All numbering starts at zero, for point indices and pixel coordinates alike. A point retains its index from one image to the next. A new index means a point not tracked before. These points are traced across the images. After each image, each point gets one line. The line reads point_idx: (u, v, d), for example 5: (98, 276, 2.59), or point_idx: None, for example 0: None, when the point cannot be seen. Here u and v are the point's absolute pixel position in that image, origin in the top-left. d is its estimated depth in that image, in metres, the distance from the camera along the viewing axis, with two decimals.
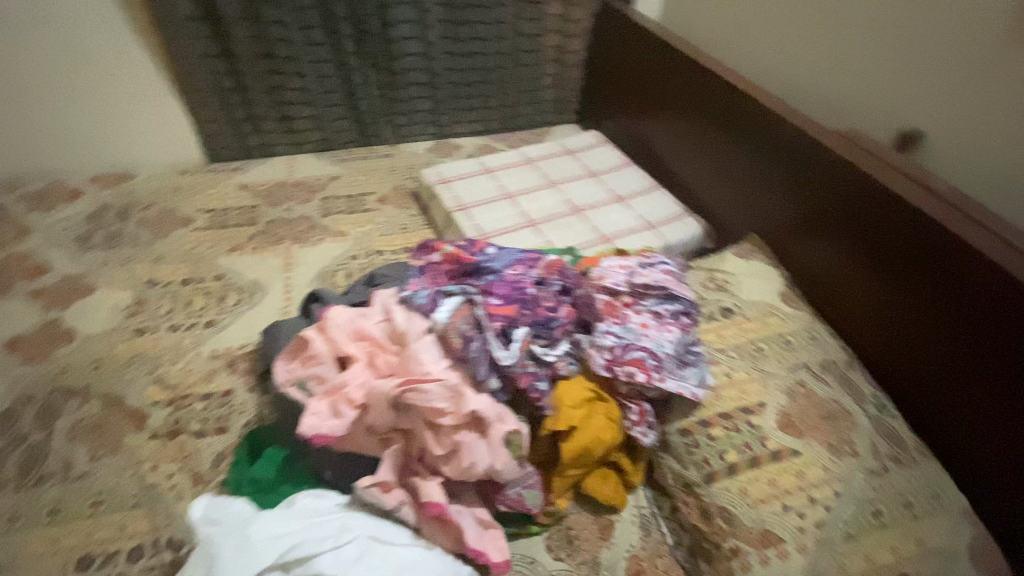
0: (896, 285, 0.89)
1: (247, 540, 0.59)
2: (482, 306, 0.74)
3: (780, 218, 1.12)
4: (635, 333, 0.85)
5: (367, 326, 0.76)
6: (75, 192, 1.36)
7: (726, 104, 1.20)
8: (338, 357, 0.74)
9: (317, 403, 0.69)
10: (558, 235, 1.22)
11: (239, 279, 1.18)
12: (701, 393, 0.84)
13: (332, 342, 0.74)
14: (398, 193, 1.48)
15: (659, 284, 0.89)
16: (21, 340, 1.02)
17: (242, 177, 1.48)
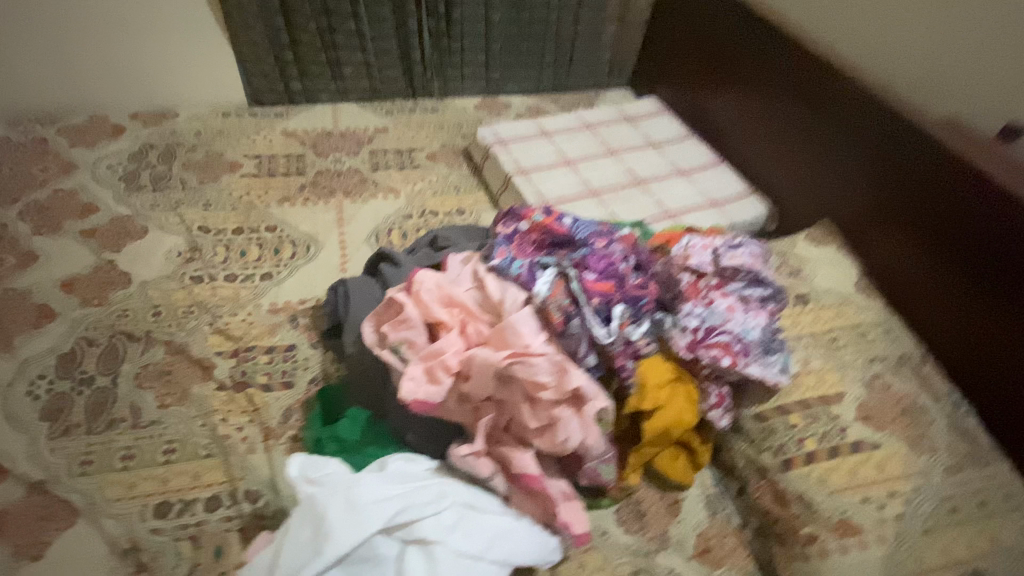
0: (985, 284, 0.85)
1: (354, 503, 0.58)
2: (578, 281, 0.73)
3: (857, 203, 1.07)
4: (721, 317, 0.83)
5: (456, 293, 0.76)
6: (116, 129, 1.32)
7: (811, 78, 1.13)
8: (429, 323, 0.75)
9: (413, 368, 0.70)
10: (622, 208, 1.18)
11: (293, 232, 1.16)
12: (783, 381, 0.82)
13: (424, 306, 0.74)
14: (447, 150, 1.42)
15: (744, 266, 0.87)
16: (77, 281, 1.00)
17: (286, 122, 1.42)
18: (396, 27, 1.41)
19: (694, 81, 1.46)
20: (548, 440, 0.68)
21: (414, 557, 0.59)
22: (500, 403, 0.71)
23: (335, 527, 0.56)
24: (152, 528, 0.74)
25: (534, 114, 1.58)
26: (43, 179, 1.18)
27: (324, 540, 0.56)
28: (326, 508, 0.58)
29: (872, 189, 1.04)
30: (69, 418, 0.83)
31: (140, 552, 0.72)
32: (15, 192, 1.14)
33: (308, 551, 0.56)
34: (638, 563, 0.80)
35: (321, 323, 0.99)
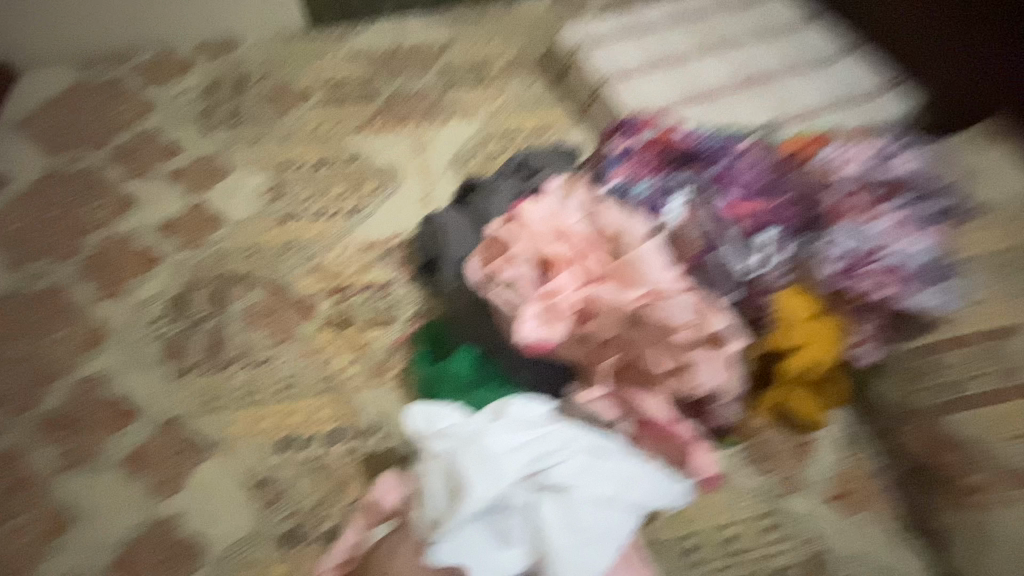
0: None
1: (485, 453, 0.56)
2: (708, 208, 0.75)
3: None
4: (879, 240, 0.71)
5: (568, 224, 0.70)
6: (185, 64, 1.28)
7: None
8: (539, 258, 0.68)
9: (530, 308, 0.64)
10: (740, 113, 1.03)
11: (373, 162, 1.10)
12: (957, 308, 0.69)
13: (537, 240, 0.68)
14: (524, 60, 1.27)
15: (898, 174, 0.76)
16: (175, 223, 1.01)
17: (351, 42, 1.31)
18: None
19: None
20: (681, 384, 0.62)
21: (550, 504, 0.56)
22: (624, 344, 0.64)
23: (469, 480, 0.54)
24: (278, 461, 0.77)
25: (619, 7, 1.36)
26: (126, 121, 1.17)
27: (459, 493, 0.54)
28: (455, 461, 0.56)
29: (1007, 47, 0.85)
30: (189, 357, 0.86)
31: (271, 483, 0.75)
32: (103, 136, 1.15)
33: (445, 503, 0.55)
34: (766, 505, 0.75)
35: (412, 258, 0.95)
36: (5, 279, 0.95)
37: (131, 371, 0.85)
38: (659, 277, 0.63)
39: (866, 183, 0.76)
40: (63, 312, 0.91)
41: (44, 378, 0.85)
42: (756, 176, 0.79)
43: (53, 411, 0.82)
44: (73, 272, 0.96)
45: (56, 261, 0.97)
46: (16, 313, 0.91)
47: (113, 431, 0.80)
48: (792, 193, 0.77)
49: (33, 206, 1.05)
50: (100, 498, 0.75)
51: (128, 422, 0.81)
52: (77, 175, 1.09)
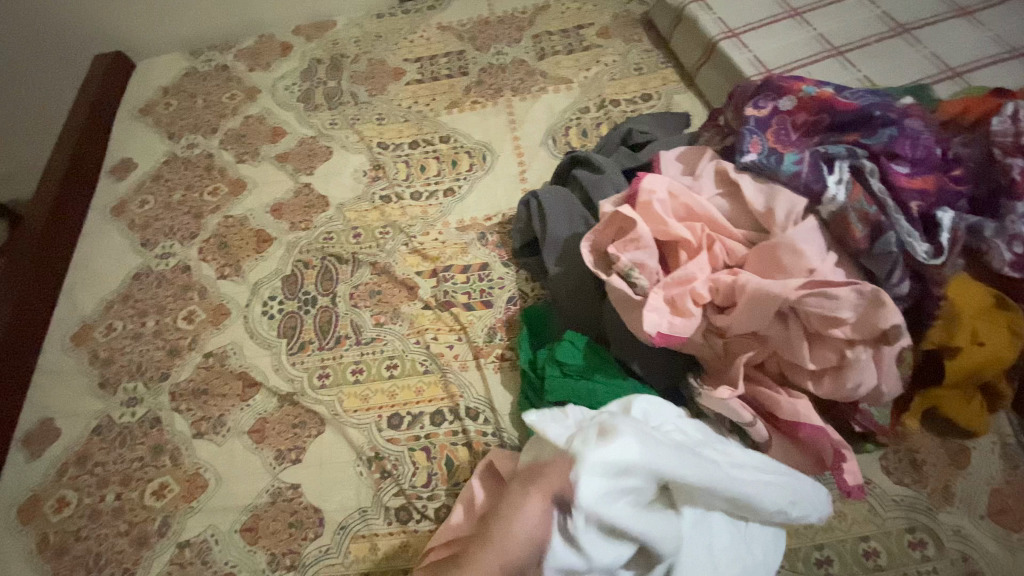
0: None
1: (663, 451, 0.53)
2: (874, 184, 0.64)
3: None
4: None
5: (696, 203, 0.65)
6: (284, 47, 1.31)
7: None
8: (662, 242, 0.65)
9: (653, 296, 0.61)
10: (880, 70, 0.90)
11: (468, 140, 1.07)
12: None
13: (662, 222, 0.64)
14: (621, 22, 1.18)
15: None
16: (283, 205, 1.05)
17: (441, 16, 1.28)
18: None
19: None
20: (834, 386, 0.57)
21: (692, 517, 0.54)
22: (762, 340, 0.60)
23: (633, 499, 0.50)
24: (388, 439, 0.79)
25: None
26: (234, 106, 1.22)
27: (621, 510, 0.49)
28: (621, 477, 0.49)
29: None
30: (301, 335, 0.89)
31: (382, 460, 0.77)
32: (214, 121, 1.21)
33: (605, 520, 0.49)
34: (914, 519, 0.66)
35: (511, 239, 0.93)
36: (139, 259, 1.03)
37: (252, 347, 0.90)
38: (811, 263, 0.59)
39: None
40: (189, 290, 0.98)
41: (177, 351, 0.92)
42: (927, 142, 0.66)
43: (185, 382, 0.89)
44: (196, 253, 1.02)
45: (181, 241, 1.04)
46: (150, 291, 0.99)
47: (237, 403, 0.85)
48: (963, 165, 0.67)
49: (158, 189, 1.12)
50: (229, 465, 0.80)
51: (250, 395, 0.86)
52: (193, 160, 1.15)
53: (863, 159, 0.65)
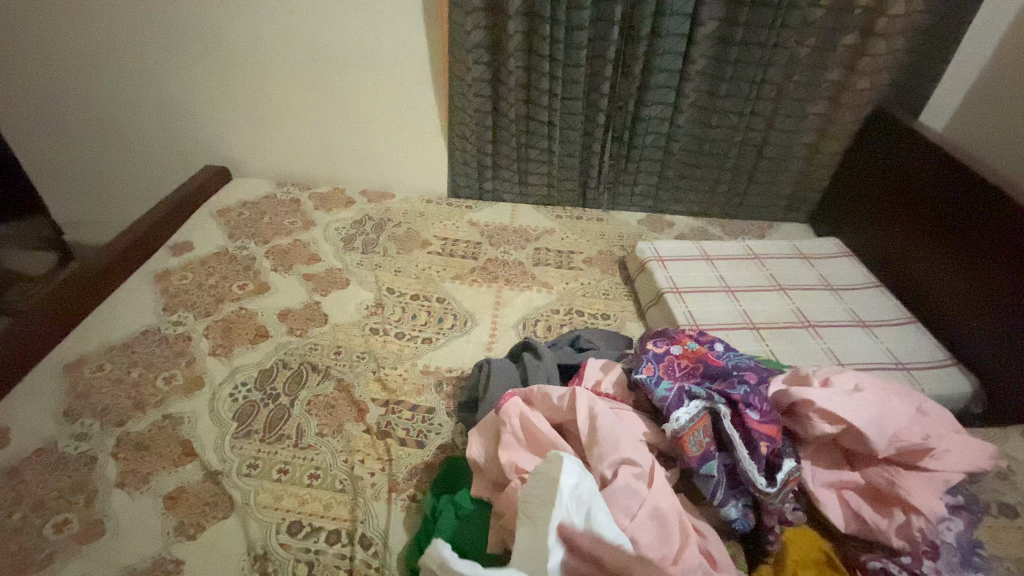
0: (1010, 303, 1.05)
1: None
2: (729, 421, 0.70)
3: (950, 281, 1.20)
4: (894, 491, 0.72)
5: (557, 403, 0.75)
6: (349, 200, 1.68)
7: (935, 180, 1.24)
8: (526, 431, 0.74)
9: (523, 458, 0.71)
10: (784, 349, 1.10)
11: (458, 306, 1.32)
12: None
13: (512, 447, 0.72)
14: (604, 258, 1.50)
15: (950, 462, 0.75)
16: (291, 312, 1.25)
17: (473, 215, 1.66)
18: (583, 148, 1.57)
19: (852, 227, 1.51)
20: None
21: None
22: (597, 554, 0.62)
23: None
24: (281, 542, 0.84)
25: (697, 236, 1.59)
26: (290, 230, 1.52)
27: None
28: None
29: (937, 261, 1.23)
30: (253, 423, 1.01)
31: (267, 561, 0.81)
32: (269, 235, 1.49)
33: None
34: None
35: (459, 394, 1.09)
36: (155, 319, 1.21)
37: (204, 422, 1.00)
38: (620, 521, 0.61)
39: (904, 448, 0.75)
40: (181, 356, 1.12)
41: (141, 405, 1.02)
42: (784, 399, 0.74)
43: (133, 434, 0.97)
44: (203, 328, 1.19)
45: (196, 315, 1.22)
46: (149, 347, 1.14)
47: (168, 466, 0.93)
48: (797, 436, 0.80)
49: (199, 270, 1.35)
50: (130, 522, 0.85)
51: (182, 463, 0.93)
52: (239, 257, 1.40)
53: (723, 398, 0.73)
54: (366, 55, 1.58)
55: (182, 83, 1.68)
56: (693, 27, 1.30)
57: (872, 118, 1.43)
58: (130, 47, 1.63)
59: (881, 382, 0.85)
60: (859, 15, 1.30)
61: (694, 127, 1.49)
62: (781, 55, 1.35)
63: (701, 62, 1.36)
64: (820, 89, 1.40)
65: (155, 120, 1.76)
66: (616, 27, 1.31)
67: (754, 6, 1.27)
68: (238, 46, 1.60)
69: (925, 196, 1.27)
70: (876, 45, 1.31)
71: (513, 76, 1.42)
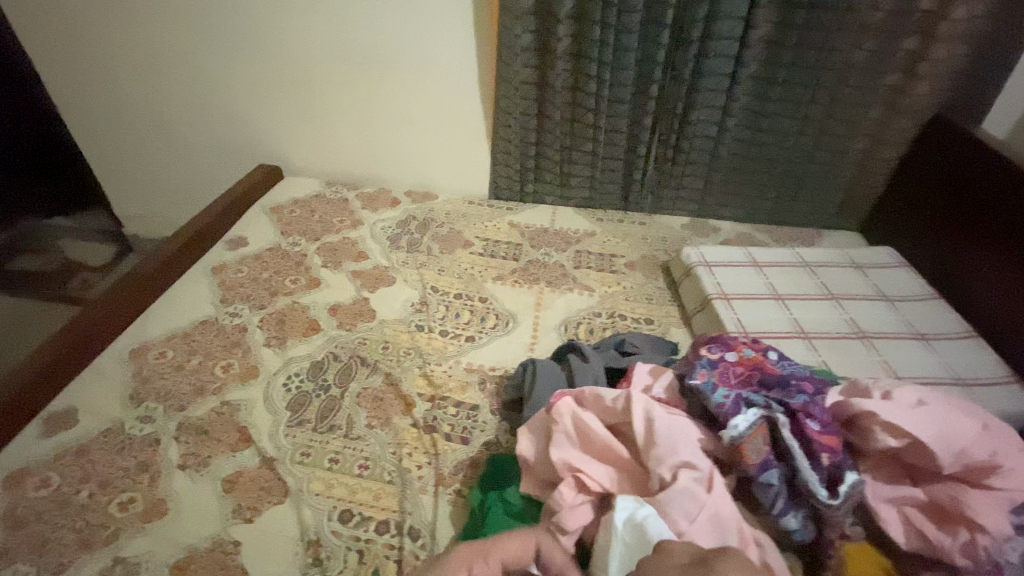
0: None
1: None
2: (788, 431, 0.68)
3: (1013, 284, 1.17)
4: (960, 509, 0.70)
5: (611, 403, 0.74)
6: (394, 201, 1.72)
7: (994, 182, 1.21)
8: (579, 431, 0.74)
9: (575, 457, 0.72)
10: (836, 359, 1.08)
11: (500, 306, 1.34)
12: None
13: (563, 445, 0.72)
14: (646, 262, 1.49)
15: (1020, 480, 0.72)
16: (340, 308, 1.29)
17: (514, 217, 1.68)
18: (626, 152, 1.56)
19: (905, 234, 1.48)
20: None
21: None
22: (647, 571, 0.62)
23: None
24: (333, 529, 0.86)
25: (741, 242, 1.57)
26: (339, 228, 1.57)
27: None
28: None
29: (996, 264, 1.20)
30: (304, 413, 1.04)
31: (319, 546, 0.84)
32: (319, 233, 1.54)
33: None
34: None
35: (502, 393, 1.10)
36: (212, 310, 1.26)
37: (259, 409, 1.04)
38: (677, 526, 0.60)
39: (972, 465, 0.72)
40: (236, 346, 1.17)
41: (201, 391, 1.07)
42: None
43: (193, 419, 1.01)
44: (257, 320, 1.24)
45: (250, 308, 1.27)
46: (207, 336, 1.19)
47: (226, 450, 0.97)
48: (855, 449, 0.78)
49: (254, 264, 1.41)
50: (190, 504, 0.89)
51: (238, 448, 0.97)
52: (290, 254, 1.45)
53: (782, 408, 0.71)
54: (415, 58, 1.61)
55: (237, 85, 1.75)
56: (747, 30, 1.28)
57: (931, 124, 1.38)
58: (191, 51, 1.71)
59: (945, 395, 0.82)
60: (920, 19, 1.25)
61: (743, 131, 1.46)
62: (837, 59, 1.31)
63: (753, 66, 1.34)
64: (876, 94, 1.36)
65: (211, 121, 1.84)
66: (666, 31, 1.30)
67: (811, 10, 1.25)
68: (293, 50, 1.66)
69: (989, 206, 1.21)
70: (937, 50, 1.28)
71: (559, 79, 1.43)
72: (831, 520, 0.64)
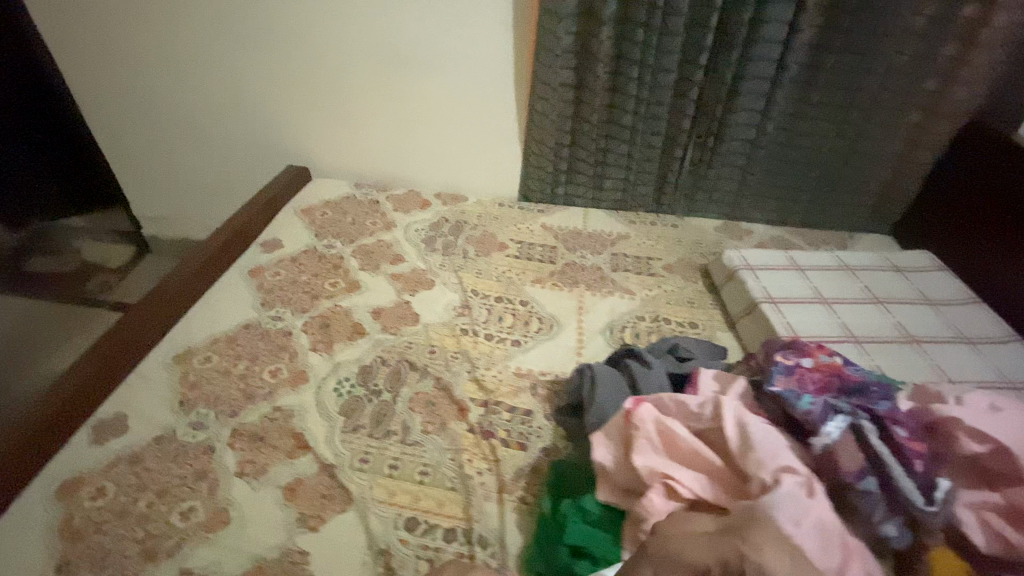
0: None
1: None
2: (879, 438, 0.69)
3: None
4: None
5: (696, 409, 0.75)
6: (425, 202, 1.71)
7: None
8: (664, 435, 0.74)
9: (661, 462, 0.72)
10: (888, 363, 1.08)
11: (542, 309, 1.33)
12: None
13: (647, 452, 0.73)
14: (684, 265, 1.49)
15: None
16: (383, 311, 1.28)
17: (547, 219, 1.67)
18: (662, 154, 1.56)
19: (940, 238, 1.49)
20: (678, 564, 0.58)
21: None
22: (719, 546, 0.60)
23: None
24: (400, 537, 0.85)
25: (776, 244, 1.57)
26: (372, 230, 1.56)
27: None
28: None
29: None
30: (359, 418, 1.03)
31: (389, 555, 0.83)
32: (353, 235, 1.53)
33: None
34: None
35: (556, 398, 1.09)
36: (254, 313, 1.24)
37: (312, 415, 1.03)
38: None
39: None
40: (283, 350, 1.16)
41: (252, 397, 1.05)
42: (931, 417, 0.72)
43: (247, 424, 1.00)
44: (301, 324, 1.22)
45: (292, 311, 1.25)
46: (252, 341, 1.17)
47: (284, 457, 0.95)
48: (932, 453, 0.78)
49: (291, 267, 1.39)
50: (252, 512, 0.87)
51: (296, 455, 0.95)
52: (327, 256, 1.43)
53: (868, 415, 0.72)
54: (449, 59, 1.60)
55: (265, 85, 1.73)
56: (791, 34, 1.29)
57: (969, 129, 1.39)
58: (218, 50, 1.69)
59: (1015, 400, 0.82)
60: (964, 25, 1.26)
61: (781, 134, 1.47)
62: (879, 64, 1.32)
63: (795, 70, 1.34)
64: (916, 98, 1.37)
65: (236, 121, 1.82)
66: (710, 34, 1.30)
67: (856, 14, 1.25)
68: (324, 50, 1.64)
69: None
70: (978, 56, 1.29)
71: (599, 82, 1.43)
72: (928, 526, 0.64)
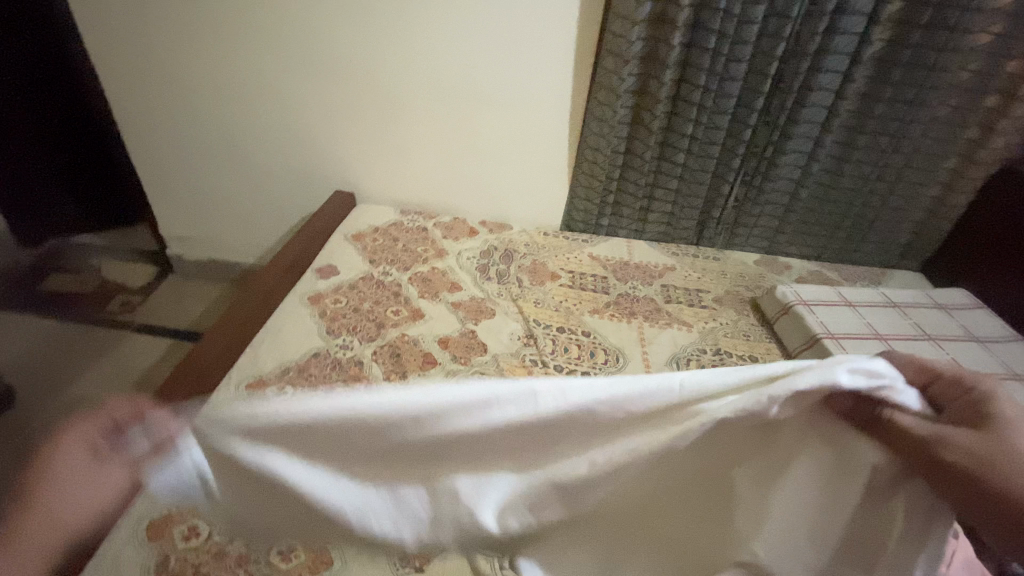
0: None
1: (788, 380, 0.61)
2: None
3: None
4: None
5: None
6: (472, 230, 1.72)
7: None
8: None
9: None
10: None
11: (606, 340, 1.34)
12: None
13: None
14: (733, 297, 1.53)
15: None
16: (450, 340, 1.27)
17: (592, 248, 1.70)
18: (709, 190, 1.61)
19: (976, 277, 1.55)
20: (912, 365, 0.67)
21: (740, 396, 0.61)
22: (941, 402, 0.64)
23: (492, 385, 0.62)
24: None
25: (817, 279, 1.63)
26: (426, 258, 1.56)
27: (399, 386, 0.61)
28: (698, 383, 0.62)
29: None
30: None
31: None
32: (408, 262, 1.52)
33: (420, 434, 0.61)
34: None
35: None
36: (321, 342, 1.22)
37: None
38: None
39: None
40: (358, 380, 1.14)
41: None
42: None
43: None
44: (371, 352, 1.21)
45: (360, 340, 1.24)
46: (325, 370, 1.15)
47: None
48: None
49: (352, 294, 1.38)
50: (353, 555, 0.86)
51: None
52: (385, 284, 1.43)
53: None
54: (504, 92, 1.63)
55: (316, 111, 1.73)
56: (845, 82, 1.37)
57: (1003, 175, 1.49)
58: (270, 74, 1.67)
59: None
60: (1004, 79, 1.35)
61: (825, 175, 1.55)
62: (922, 113, 1.41)
63: (844, 117, 1.43)
64: (955, 145, 1.47)
65: (283, 145, 1.81)
66: (768, 81, 1.37)
67: (906, 68, 1.34)
68: (379, 76, 1.64)
69: None
70: (1018, 109, 1.38)
71: (656, 121, 1.47)
72: None
